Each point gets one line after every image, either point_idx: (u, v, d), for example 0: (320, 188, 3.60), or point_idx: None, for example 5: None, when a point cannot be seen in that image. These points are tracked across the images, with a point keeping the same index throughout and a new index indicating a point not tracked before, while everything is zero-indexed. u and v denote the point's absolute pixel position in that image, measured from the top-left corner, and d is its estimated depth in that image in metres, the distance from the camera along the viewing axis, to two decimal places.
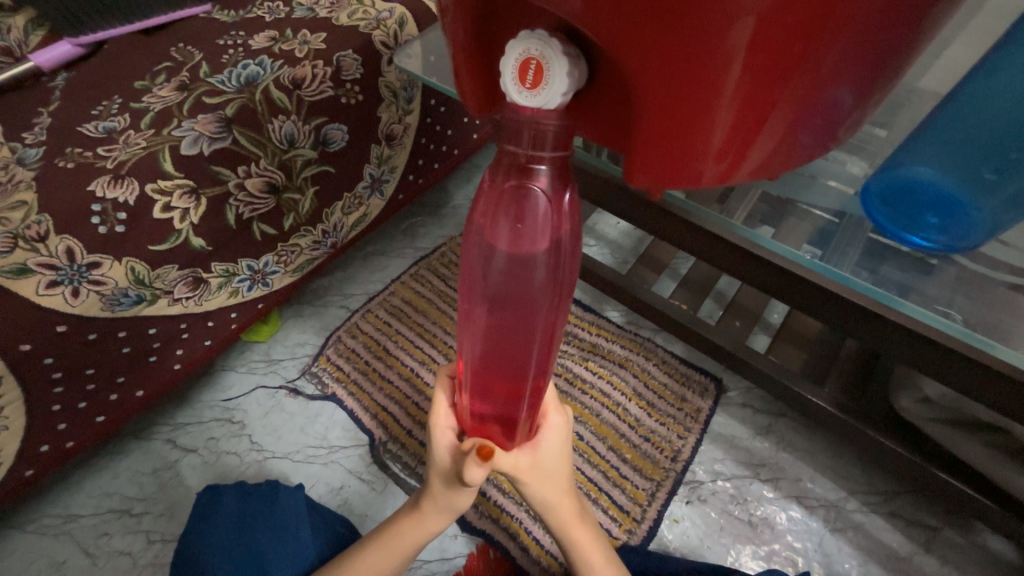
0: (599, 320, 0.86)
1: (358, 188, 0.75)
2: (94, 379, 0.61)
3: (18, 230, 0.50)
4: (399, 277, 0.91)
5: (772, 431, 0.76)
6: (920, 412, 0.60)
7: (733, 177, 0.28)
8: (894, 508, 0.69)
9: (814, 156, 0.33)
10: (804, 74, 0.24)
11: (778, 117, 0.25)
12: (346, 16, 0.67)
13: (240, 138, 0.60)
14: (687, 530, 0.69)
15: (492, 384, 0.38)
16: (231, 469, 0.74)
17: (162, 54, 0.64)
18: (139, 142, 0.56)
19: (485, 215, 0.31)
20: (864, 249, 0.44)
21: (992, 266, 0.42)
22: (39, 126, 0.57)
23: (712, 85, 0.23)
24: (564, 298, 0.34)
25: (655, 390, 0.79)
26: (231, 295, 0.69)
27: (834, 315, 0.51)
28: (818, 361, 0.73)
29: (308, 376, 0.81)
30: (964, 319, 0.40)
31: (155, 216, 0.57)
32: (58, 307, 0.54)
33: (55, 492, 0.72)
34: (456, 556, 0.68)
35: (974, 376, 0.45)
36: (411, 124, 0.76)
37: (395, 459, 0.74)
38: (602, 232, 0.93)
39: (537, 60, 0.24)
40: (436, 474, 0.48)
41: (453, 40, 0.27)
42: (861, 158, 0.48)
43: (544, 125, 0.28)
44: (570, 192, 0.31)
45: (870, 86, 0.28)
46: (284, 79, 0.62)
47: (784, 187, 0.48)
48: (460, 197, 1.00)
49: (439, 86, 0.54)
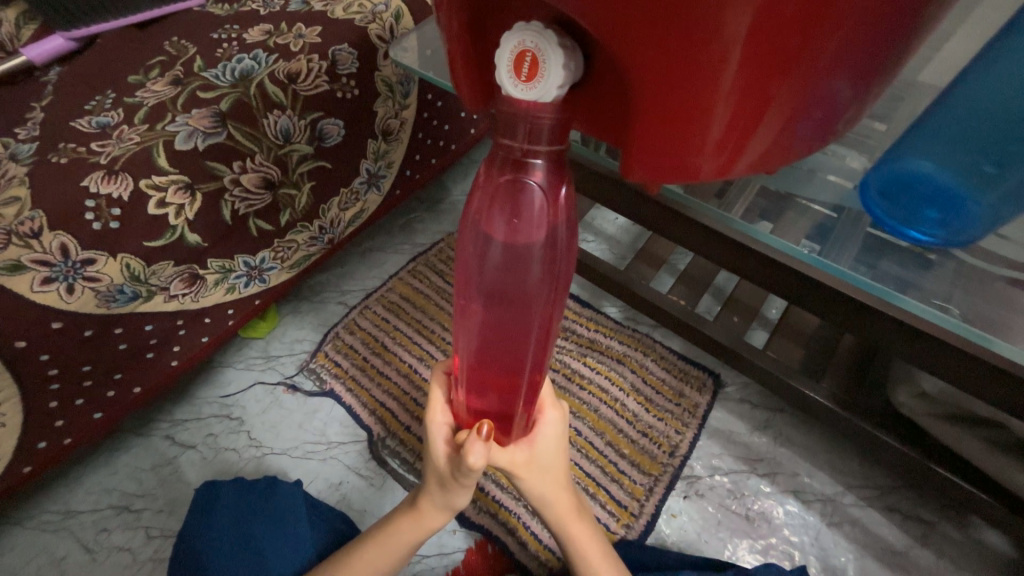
0: (598, 316, 0.85)
1: (355, 184, 0.75)
2: (91, 375, 0.61)
3: (12, 226, 0.50)
4: (397, 272, 0.91)
5: (770, 426, 0.76)
6: (918, 407, 0.61)
7: (731, 171, 0.28)
8: (891, 503, 0.70)
9: (813, 150, 0.32)
10: (801, 68, 0.23)
11: (776, 111, 0.25)
12: (342, 8, 0.66)
13: (235, 133, 0.60)
14: (685, 525, 0.69)
15: (488, 379, 0.38)
16: (230, 465, 0.73)
17: (156, 47, 0.64)
18: (132, 137, 0.56)
19: (480, 210, 0.31)
20: (862, 245, 0.44)
21: (991, 261, 0.42)
22: (32, 121, 0.57)
23: (709, 81, 0.22)
24: (561, 293, 0.33)
25: (653, 386, 0.79)
26: (228, 291, 0.69)
27: (832, 310, 0.51)
28: (816, 357, 0.73)
29: (305, 372, 0.81)
30: (963, 314, 0.40)
31: (150, 212, 0.56)
32: (52, 304, 0.53)
33: (54, 488, 0.71)
34: (455, 551, 0.68)
35: (973, 371, 0.45)
36: (408, 119, 0.76)
37: (394, 455, 0.74)
38: (600, 228, 0.93)
39: (532, 52, 0.24)
40: (432, 470, 0.48)
41: (448, 35, 0.26)
42: (859, 152, 0.47)
43: (540, 119, 0.27)
44: (566, 186, 0.31)
45: (869, 80, 0.28)
46: (278, 73, 0.61)
47: (783, 182, 0.48)
48: (458, 193, 1.00)
49: (435, 80, 0.53)
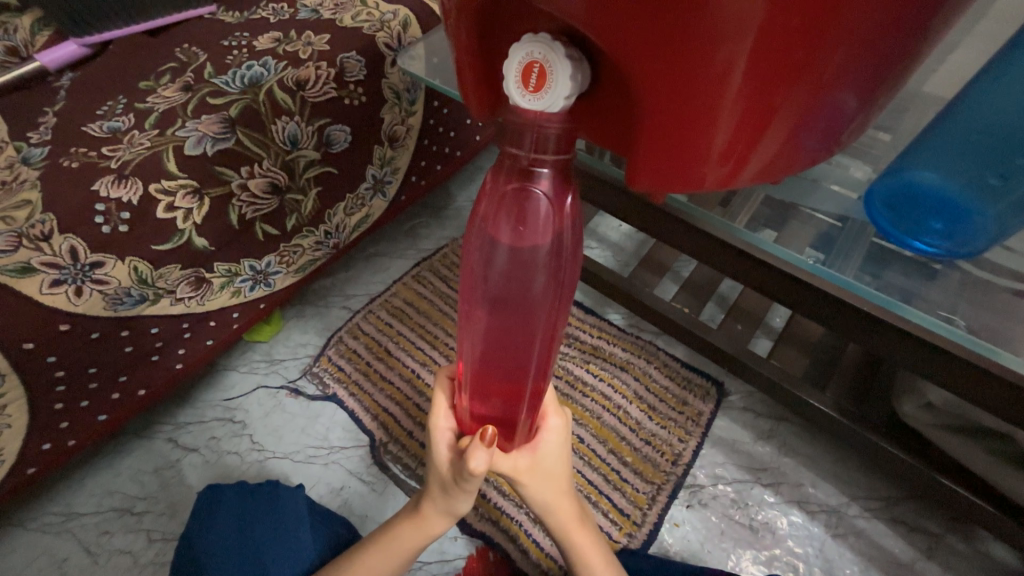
0: (601, 323, 0.86)
1: (360, 189, 0.75)
2: (96, 377, 0.62)
3: (23, 230, 0.51)
4: (401, 277, 0.91)
5: (773, 435, 0.75)
6: (922, 418, 0.60)
7: (736, 180, 0.28)
8: (896, 515, 0.69)
9: (817, 161, 0.33)
10: (806, 80, 0.24)
11: (781, 121, 0.25)
12: (350, 17, 0.67)
13: (243, 138, 0.60)
14: (688, 534, 0.69)
15: (491, 385, 0.38)
16: (232, 468, 0.74)
17: (168, 54, 0.64)
18: (142, 142, 0.56)
19: (486, 216, 0.31)
20: (867, 254, 0.44)
21: (996, 272, 0.42)
22: (45, 125, 0.58)
23: (715, 92, 0.23)
24: (565, 301, 0.34)
25: (656, 394, 0.79)
26: (233, 295, 0.69)
27: (837, 319, 0.51)
28: (820, 366, 0.72)
29: (308, 376, 0.81)
30: (969, 325, 0.40)
31: (158, 216, 0.57)
32: (61, 306, 0.54)
33: (57, 490, 0.72)
34: (456, 557, 0.67)
35: (977, 382, 0.45)
36: (414, 125, 0.76)
37: (396, 460, 0.74)
38: (604, 234, 0.93)
39: (540, 64, 0.24)
40: (435, 475, 0.48)
41: (457, 43, 0.27)
42: (864, 162, 0.47)
43: (547, 128, 0.28)
44: (572, 195, 0.31)
45: (874, 92, 0.28)
46: (287, 79, 0.62)
47: (788, 191, 0.48)
48: (462, 199, 1.00)
49: (442, 88, 0.54)
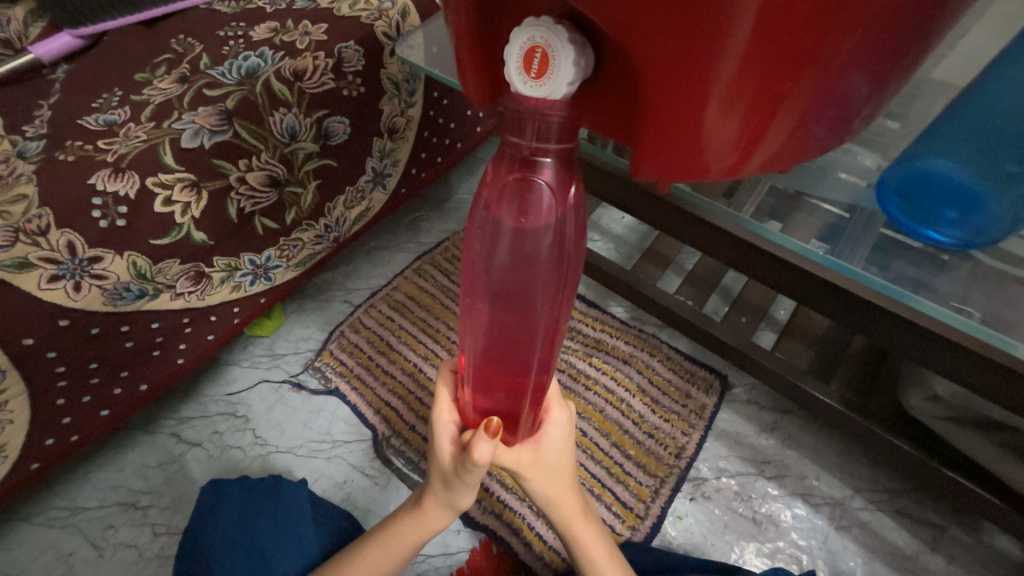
0: (603, 316, 0.85)
1: (360, 182, 0.75)
2: (97, 372, 0.61)
3: (19, 224, 0.50)
4: (402, 271, 0.91)
5: (778, 428, 0.75)
6: (929, 410, 0.60)
7: (742, 170, 0.27)
8: (900, 507, 0.69)
9: (827, 149, 0.32)
10: (816, 67, 0.23)
11: (789, 110, 0.25)
12: (348, 6, 0.66)
13: (241, 130, 0.59)
14: (691, 527, 0.68)
15: (493, 379, 0.38)
16: (235, 463, 0.73)
17: (163, 45, 0.64)
18: (139, 135, 0.56)
19: (488, 205, 0.31)
20: (875, 245, 0.43)
21: (1008, 261, 0.41)
22: (40, 118, 0.57)
23: (716, 79, 0.22)
24: (567, 295, 0.33)
25: (660, 387, 0.79)
26: (233, 290, 0.69)
27: (845, 310, 0.50)
28: (825, 359, 0.72)
29: (310, 371, 0.81)
30: (982, 317, 0.39)
31: (156, 210, 0.56)
32: (60, 302, 0.53)
33: (61, 485, 0.72)
34: (459, 550, 0.67)
35: (986, 373, 0.44)
36: (414, 116, 0.75)
37: (398, 454, 0.74)
38: (606, 227, 0.92)
39: (542, 49, 0.23)
40: (438, 470, 0.48)
41: (455, 30, 0.26)
42: (872, 151, 0.47)
43: (549, 116, 0.27)
44: (576, 185, 0.30)
45: (886, 77, 0.27)
46: (284, 70, 0.61)
47: (795, 180, 0.47)
48: (463, 191, 1.00)
49: (442, 78, 0.53)
